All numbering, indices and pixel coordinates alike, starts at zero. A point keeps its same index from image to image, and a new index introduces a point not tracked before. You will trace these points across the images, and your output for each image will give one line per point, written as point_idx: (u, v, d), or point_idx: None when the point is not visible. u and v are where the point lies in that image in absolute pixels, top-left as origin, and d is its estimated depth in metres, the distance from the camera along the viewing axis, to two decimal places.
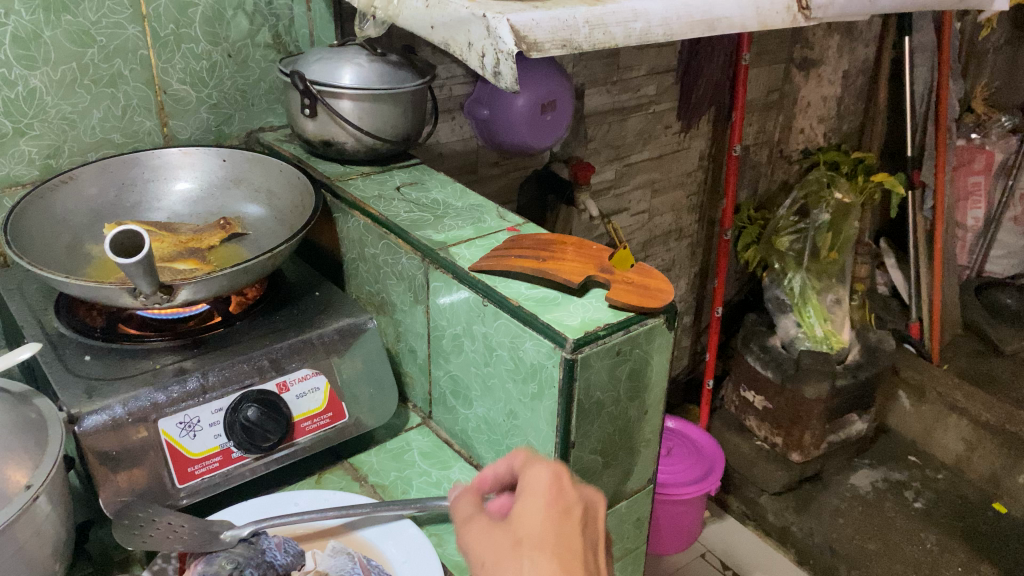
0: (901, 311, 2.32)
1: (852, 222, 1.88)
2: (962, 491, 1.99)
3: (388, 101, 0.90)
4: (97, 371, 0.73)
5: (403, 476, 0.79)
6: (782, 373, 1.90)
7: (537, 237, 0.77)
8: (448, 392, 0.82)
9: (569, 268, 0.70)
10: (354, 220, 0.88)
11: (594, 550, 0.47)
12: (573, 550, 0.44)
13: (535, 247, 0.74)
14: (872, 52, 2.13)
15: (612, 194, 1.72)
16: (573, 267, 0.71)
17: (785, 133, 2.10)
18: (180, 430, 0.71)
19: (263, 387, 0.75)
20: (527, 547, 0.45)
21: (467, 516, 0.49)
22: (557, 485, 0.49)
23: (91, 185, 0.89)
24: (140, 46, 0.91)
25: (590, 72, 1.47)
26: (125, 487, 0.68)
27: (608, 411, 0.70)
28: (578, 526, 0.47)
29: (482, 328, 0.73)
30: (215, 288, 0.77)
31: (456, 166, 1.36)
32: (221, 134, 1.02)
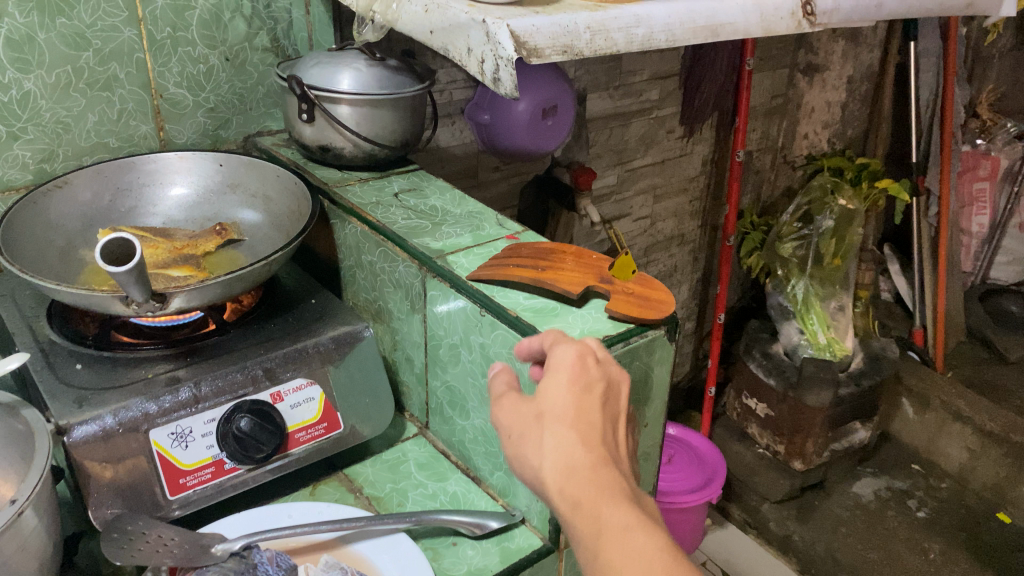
0: (904, 318, 2.31)
1: (856, 228, 1.86)
2: (965, 501, 1.97)
3: (387, 106, 0.89)
4: (88, 380, 0.72)
5: (399, 488, 0.78)
6: (784, 381, 1.88)
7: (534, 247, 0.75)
8: (445, 403, 0.81)
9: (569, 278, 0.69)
10: (351, 227, 0.87)
11: (616, 418, 0.50)
12: (591, 420, 0.47)
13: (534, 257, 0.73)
14: (877, 57, 2.12)
15: (613, 199, 1.71)
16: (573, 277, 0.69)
17: (789, 139, 2.08)
18: (171, 441, 0.70)
19: (257, 397, 0.74)
20: (547, 418, 0.48)
21: (502, 390, 0.52)
22: (579, 363, 0.51)
23: (85, 190, 0.88)
24: (136, 50, 0.90)
25: (592, 76, 1.46)
26: (115, 499, 0.67)
27: None
28: (599, 398, 0.49)
29: (479, 338, 0.72)
30: (209, 295, 0.76)
31: (456, 171, 1.35)
32: (218, 139, 1.01)
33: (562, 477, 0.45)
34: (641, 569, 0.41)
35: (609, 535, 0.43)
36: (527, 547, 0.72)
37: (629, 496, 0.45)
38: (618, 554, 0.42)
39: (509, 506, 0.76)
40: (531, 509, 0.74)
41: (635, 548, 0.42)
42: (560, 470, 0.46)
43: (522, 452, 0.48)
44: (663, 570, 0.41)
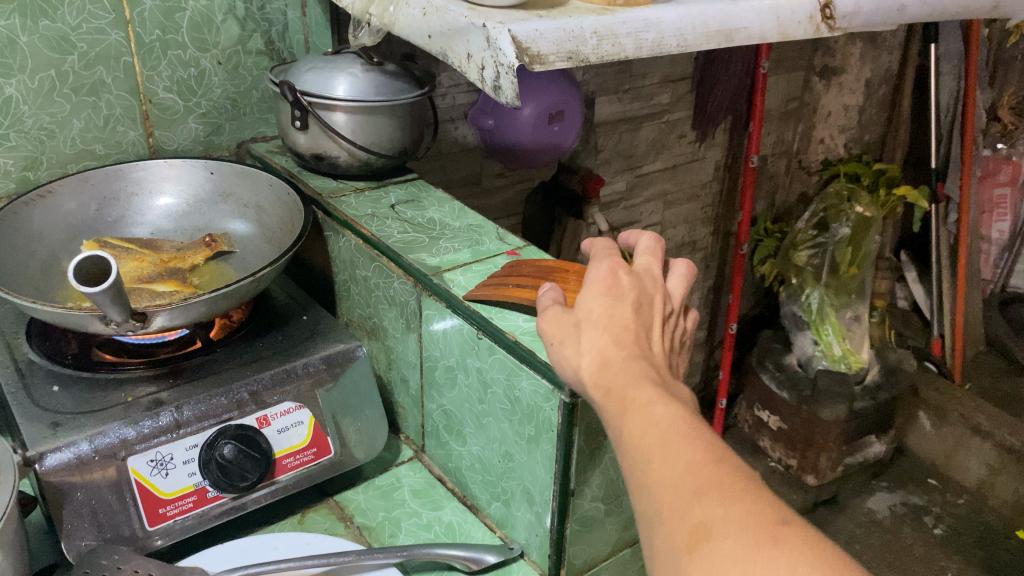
0: (921, 327, 2.26)
1: (872, 236, 1.81)
2: (984, 517, 1.92)
3: (384, 113, 0.85)
4: (64, 403, 0.68)
5: (392, 517, 0.74)
6: (798, 393, 1.88)
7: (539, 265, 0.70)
8: (441, 427, 0.77)
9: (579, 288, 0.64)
10: (345, 240, 0.83)
11: (652, 315, 0.52)
12: (623, 321, 0.50)
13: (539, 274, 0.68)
14: (896, 60, 2.06)
15: (622, 206, 1.67)
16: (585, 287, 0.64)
17: (803, 143, 2.03)
18: (150, 469, 0.66)
19: (242, 422, 0.70)
20: (584, 322, 0.52)
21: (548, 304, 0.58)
22: (612, 275, 0.54)
23: (70, 199, 0.84)
24: (124, 53, 0.86)
25: (600, 80, 1.42)
26: (89, 530, 0.63)
27: (611, 456, 0.64)
28: (632, 300, 0.52)
29: (476, 362, 0.68)
30: (193, 314, 0.72)
31: (459, 177, 1.31)
32: (210, 145, 0.97)
33: (596, 370, 0.49)
34: (660, 440, 0.43)
35: (633, 411, 0.45)
36: None
37: (656, 381, 0.47)
38: (639, 428, 0.44)
39: (507, 538, 0.72)
40: (529, 543, 0.70)
41: (655, 422, 0.43)
42: (595, 364, 0.50)
43: (562, 356, 0.52)
44: (683, 439, 0.42)
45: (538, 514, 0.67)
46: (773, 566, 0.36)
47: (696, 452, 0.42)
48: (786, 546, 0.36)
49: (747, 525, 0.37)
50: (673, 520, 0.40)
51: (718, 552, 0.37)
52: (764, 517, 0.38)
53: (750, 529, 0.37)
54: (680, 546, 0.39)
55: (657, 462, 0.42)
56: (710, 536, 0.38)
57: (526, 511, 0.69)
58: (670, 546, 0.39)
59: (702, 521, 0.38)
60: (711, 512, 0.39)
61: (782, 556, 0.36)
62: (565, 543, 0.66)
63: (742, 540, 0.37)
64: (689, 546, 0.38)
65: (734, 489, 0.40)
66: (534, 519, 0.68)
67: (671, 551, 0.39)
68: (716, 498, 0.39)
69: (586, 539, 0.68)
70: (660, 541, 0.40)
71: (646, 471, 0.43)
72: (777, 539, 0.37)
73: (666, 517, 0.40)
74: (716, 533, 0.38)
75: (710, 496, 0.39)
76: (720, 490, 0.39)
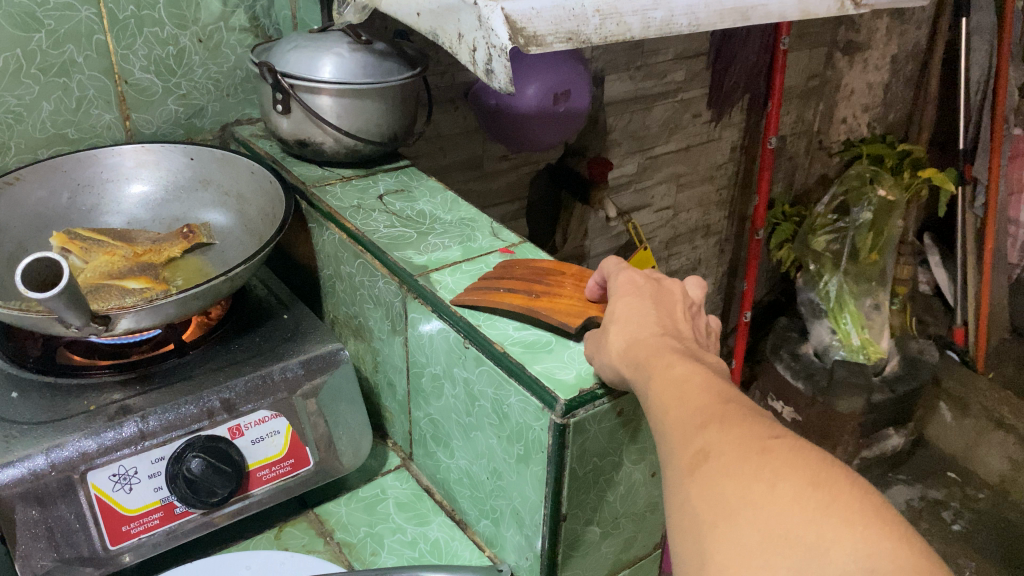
0: (944, 313, 2.20)
1: (895, 220, 1.75)
2: (1004, 513, 1.88)
3: (372, 96, 0.79)
4: (22, 412, 0.64)
5: (374, 533, 0.70)
6: (814, 384, 1.83)
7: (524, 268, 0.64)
8: (428, 436, 0.72)
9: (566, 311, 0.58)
10: (329, 233, 0.78)
11: (675, 305, 0.50)
12: (643, 309, 0.49)
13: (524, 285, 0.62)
14: (924, 34, 1.98)
15: (633, 189, 1.60)
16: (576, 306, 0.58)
17: (825, 123, 1.96)
18: (112, 484, 0.62)
19: (213, 432, 0.65)
20: (609, 321, 0.50)
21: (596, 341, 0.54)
22: (632, 276, 0.52)
23: (39, 187, 0.79)
24: (96, 31, 0.81)
25: (610, 56, 1.35)
26: (46, 552, 0.59)
27: (607, 478, 0.59)
28: (652, 294, 0.50)
29: (462, 373, 0.63)
30: (161, 316, 0.66)
31: (459, 161, 1.25)
32: (191, 129, 0.92)
33: (628, 360, 0.46)
34: (674, 386, 0.41)
35: (655, 368, 0.43)
36: None
37: (681, 349, 0.44)
38: (656, 381, 0.42)
39: (496, 558, 0.68)
40: (519, 565, 0.65)
41: (673, 373, 0.41)
42: (626, 355, 0.46)
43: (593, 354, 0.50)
44: (694, 381, 0.40)
45: (528, 537, 0.62)
46: (764, 474, 0.34)
47: (706, 390, 0.39)
48: (778, 457, 0.34)
49: (744, 443, 0.36)
50: (679, 452, 0.38)
51: (718, 471, 0.35)
52: (762, 434, 0.36)
53: (746, 446, 0.35)
54: (681, 473, 0.37)
55: (669, 403, 0.40)
56: (709, 458, 0.36)
57: (515, 533, 0.64)
58: (674, 476, 0.37)
59: (702, 447, 0.37)
60: (712, 438, 0.37)
61: (774, 465, 0.34)
62: (556, 568, 0.61)
63: (738, 456, 0.35)
64: (689, 470, 0.36)
65: (737, 417, 0.38)
66: (523, 542, 0.63)
67: (674, 480, 0.37)
68: (718, 426, 0.37)
69: (580, 564, 0.63)
70: (666, 475, 0.38)
71: (659, 417, 0.40)
72: (769, 452, 0.35)
73: (673, 451, 0.38)
74: (714, 454, 0.36)
75: (712, 425, 0.37)
76: (722, 418, 0.37)
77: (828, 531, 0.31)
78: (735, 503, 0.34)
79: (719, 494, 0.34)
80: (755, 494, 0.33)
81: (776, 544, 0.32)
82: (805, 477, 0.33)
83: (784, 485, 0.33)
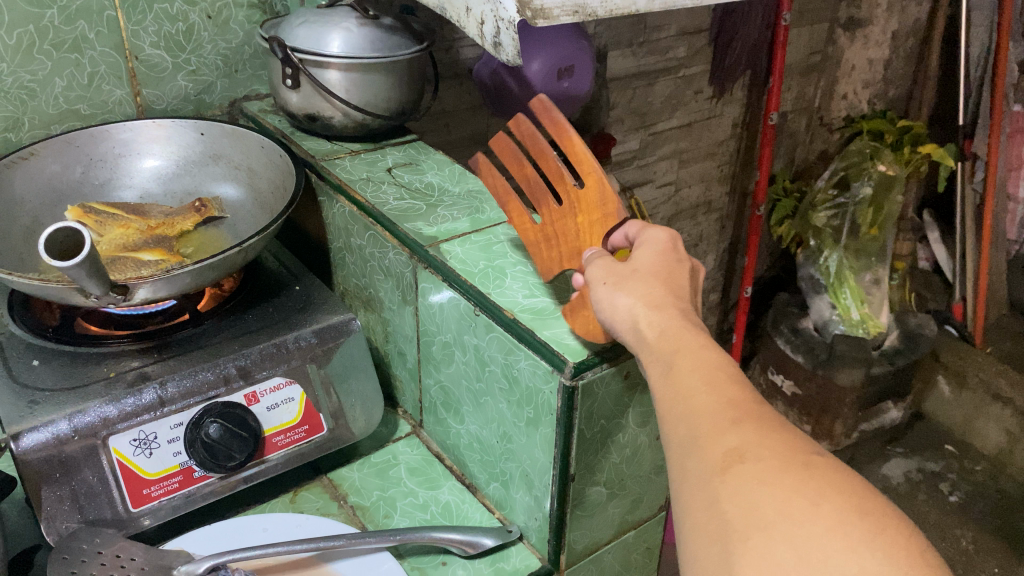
0: (943, 288, 2.23)
1: (896, 196, 1.76)
2: (1001, 484, 1.92)
3: (380, 71, 0.81)
4: (44, 379, 0.65)
5: (387, 497, 0.72)
6: (813, 358, 1.85)
7: (506, 189, 0.59)
8: (439, 403, 0.74)
9: (601, 216, 0.54)
10: (339, 206, 0.79)
11: (696, 288, 0.51)
12: (675, 279, 0.48)
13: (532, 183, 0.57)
14: (925, 12, 1.99)
15: (635, 165, 1.62)
16: (595, 230, 0.54)
17: (826, 99, 1.97)
18: (133, 449, 0.63)
19: (230, 399, 0.67)
20: (639, 269, 0.49)
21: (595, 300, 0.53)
22: (675, 240, 0.52)
23: (53, 162, 0.80)
24: (107, 7, 0.82)
25: (614, 32, 1.35)
26: (71, 513, 0.61)
27: (614, 440, 0.61)
28: (687, 269, 0.50)
29: (473, 340, 0.64)
30: (177, 286, 0.68)
31: (464, 136, 1.27)
32: (201, 104, 0.94)
33: (659, 318, 0.46)
34: (706, 377, 0.41)
35: (679, 348, 0.43)
36: (522, 569, 0.65)
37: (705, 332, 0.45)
38: (686, 362, 0.42)
39: (506, 520, 0.70)
40: (528, 526, 0.67)
41: (707, 362, 0.42)
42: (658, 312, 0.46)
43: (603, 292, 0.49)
44: (727, 379, 0.41)
45: (537, 498, 0.64)
46: (806, 490, 0.34)
47: (739, 391, 0.40)
48: (820, 478, 0.35)
49: (783, 453, 0.36)
50: (706, 445, 0.38)
51: (752, 476, 0.35)
52: (800, 449, 0.37)
53: (788, 457, 0.36)
54: (710, 469, 0.37)
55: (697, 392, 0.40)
56: (745, 459, 0.36)
57: (525, 494, 0.66)
58: (699, 469, 0.37)
59: (738, 448, 0.37)
60: (750, 441, 0.37)
61: (816, 485, 0.34)
62: (565, 528, 0.63)
63: (776, 465, 0.36)
64: (720, 468, 0.37)
65: (773, 427, 0.38)
66: (532, 503, 0.65)
67: (698, 474, 0.37)
68: (755, 431, 0.37)
69: (587, 524, 0.65)
70: (687, 464, 0.38)
71: (682, 401, 0.41)
72: (812, 470, 0.35)
73: (700, 442, 0.38)
74: (752, 459, 0.36)
75: (749, 428, 0.37)
76: (758, 423, 0.38)
77: (869, 562, 0.31)
78: (772, 512, 0.34)
79: (754, 498, 0.35)
80: (796, 507, 0.34)
81: (813, 563, 0.32)
82: (850, 504, 0.33)
83: (828, 507, 0.33)
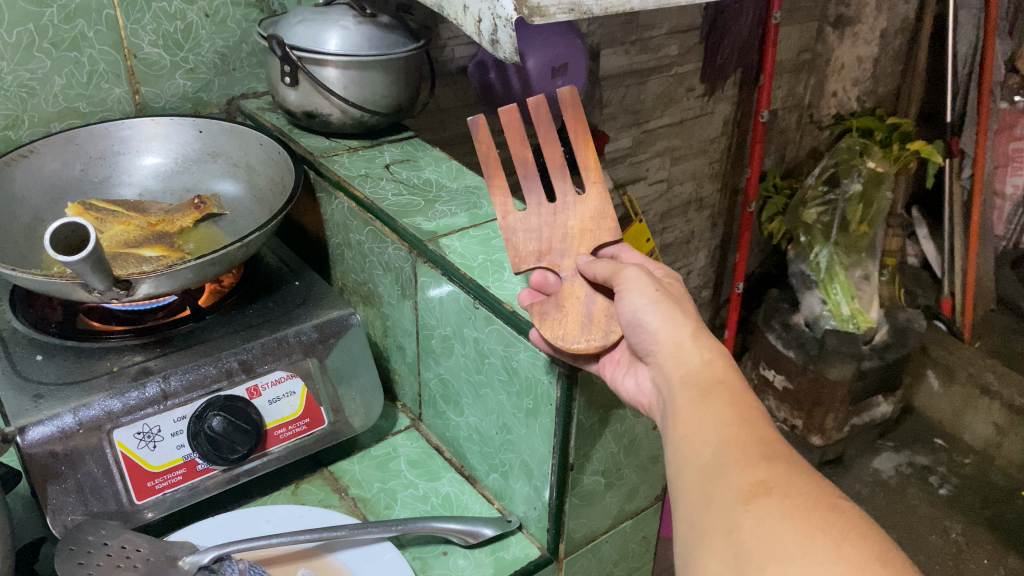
0: (932, 284, 2.25)
1: (885, 192, 1.78)
2: (989, 476, 1.94)
3: (377, 68, 0.81)
4: (47, 374, 0.66)
5: (387, 489, 0.73)
6: (804, 353, 1.87)
7: (498, 161, 0.57)
8: (438, 396, 0.75)
9: (596, 227, 0.59)
10: (338, 202, 0.80)
11: None
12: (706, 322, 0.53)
13: (528, 173, 0.59)
14: (913, 10, 2.01)
15: (628, 162, 1.63)
16: (587, 238, 0.59)
17: (816, 97, 1.98)
18: (137, 442, 0.64)
19: (232, 392, 0.68)
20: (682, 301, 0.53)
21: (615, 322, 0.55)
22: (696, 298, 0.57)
23: (53, 159, 0.81)
24: (106, 6, 0.82)
25: (606, 31, 1.37)
26: (76, 506, 0.62)
27: (612, 429, 0.62)
28: None
29: (472, 332, 0.65)
30: (180, 281, 0.68)
31: (459, 134, 1.28)
32: (199, 102, 0.94)
33: (705, 351, 0.50)
34: (744, 417, 0.44)
35: (717, 390, 0.47)
36: (522, 558, 0.66)
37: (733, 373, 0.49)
38: (723, 400, 0.46)
39: (505, 510, 0.71)
40: (528, 516, 0.68)
41: (743, 404, 0.45)
42: (705, 347, 0.50)
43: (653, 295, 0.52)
44: (763, 423, 0.44)
45: (536, 487, 0.65)
46: (827, 530, 0.37)
47: (775, 435, 0.43)
48: (844, 521, 0.37)
49: (809, 494, 0.38)
50: (738, 478, 0.41)
51: (776, 509, 0.38)
52: (827, 494, 0.39)
53: (813, 498, 0.38)
54: (736, 500, 0.40)
55: (732, 431, 0.43)
56: (771, 494, 0.39)
57: (524, 484, 0.67)
58: (725, 500, 0.40)
59: (767, 484, 0.40)
60: (780, 480, 0.40)
61: (840, 527, 0.37)
62: (564, 517, 0.64)
63: (800, 503, 0.38)
64: (747, 499, 0.39)
65: (805, 471, 0.41)
66: (532, 493, 0.66)
67: (725, 503, 0.40)
68: (786, 471, 0.40)
69: (586, 514, 0.66)
70: (714, 492, 0.41)
71: (715, 434, 0.44)
72: (836, 512, 0.38)
73: (731, 474, 0.41)
74: (779, 494, 0.39)
75: (781, 468, 0.40)
76: (789, 465, 0.41)
77: None
78: (790, 546, 0.36)
79: (774, 532, 0.37)
80: (813, 543, 0.36)
81: None
82: (870, 549, 0.35)
83: (848, 548, 0.35)
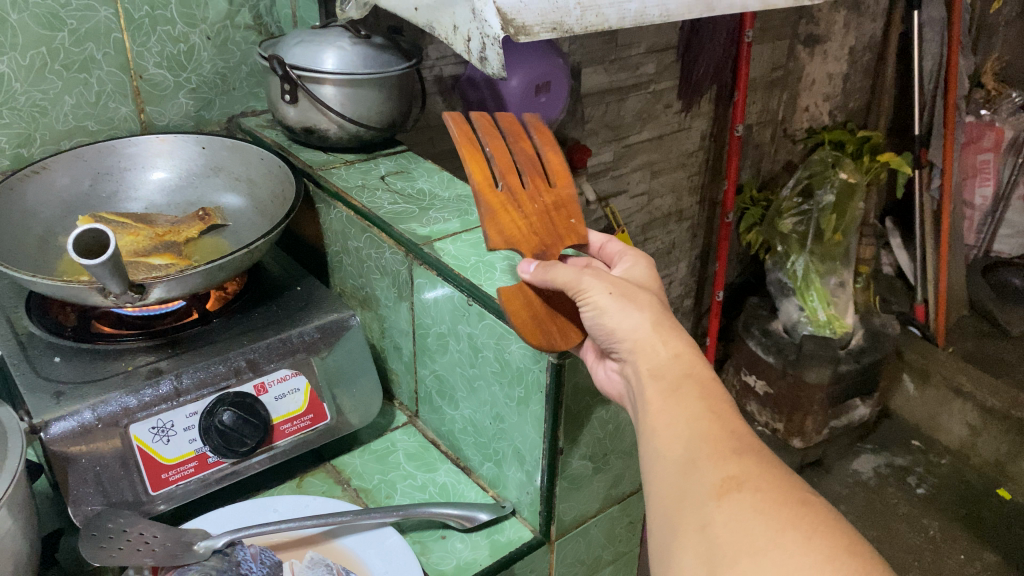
0: (905, 293, 2.32)
1: (857, 203, 1.85)
2: (965, 476, 2.00)
3: (372, 86, 0.86)
4: (66, 373, 0.70)
5: (387, 480, 0.77)
6: (783, 357, 1.93)
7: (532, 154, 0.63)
8: (434, 392, 0.80)
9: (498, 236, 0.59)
10: (336, 211, 0.85)
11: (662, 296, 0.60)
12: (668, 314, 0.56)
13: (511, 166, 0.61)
14: (879, 28, 2.10)
15: (609, 176, 1.68)
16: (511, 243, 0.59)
17: (789, 111, 2.05)
18: (153, 436, 0.68)
19: (240, 389, 0.72)
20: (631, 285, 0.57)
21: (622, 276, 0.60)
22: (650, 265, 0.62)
23: (63, 175, 0.85)
24: (114, 29, 0.87)
25: (586, 50, 1.43)
26: (95, 496, 0.65)
27: (598, 416, 0.67)
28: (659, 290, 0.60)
29: (466, 328, 0.70)
30: (189, 286, 0.72)
31: (448, 149, 1.33)
32: (200, 120, 0.99)
33: (672, 346, 0.54)
34: (714, 415, 0.49)
35: (687, 386, 0.51)
36: (516, 540, 0.71)
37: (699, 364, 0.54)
38: (695, 398, 0.50)
39: (499, 497, 0.75)
40: (520, 501, 0.73)
41: (713, 401, 0.50)
42: (673, 343, 0.54)
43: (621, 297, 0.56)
44: (733, 419, 0.49)
45: (528, 473, 0.69)
46: (797, 523, 0.41)
47: (744, 431, 0.48)
48: (812, 513, 0.42)
49: (778, 489, 0.43)
50: (710, 475, 0.45)
51: (748, 502, 0.43)
52: (795, 488, 0.44)
53: (783, 493, 0.43)
54: (710, 496, 0.44)
55: (704, 427, 0.48)
56: (743, 490, 0.44)
57: (517, 471, 0.71)
58: (699, 496, 0.45)
59: (740, 479, 0.44)
60: (752, 476, 0.44)
61: (809, 520, 0.42)
62: (554, 499, 0.69)
63: (770, 498, 0.43)
64: (720, 495, 0.44)
65: (772, 465, 0.46)
66: (524, 478, 0.71)
67: (698, 496, 0.45)
68: (756, 468, 0.45)
69: (574, 497, 0.70)
70: (687, 487, 0.46)
71: (689, 431, 0.48)
72: (805, 505, 0.42)
73: (702, 470, 0.46)
74: (751, 489, 0.44)
75: (752, 465, 0.45)
76: (759, 460, 0.46)
77: None
78: (763, 541, 0.41)
79: (746, 527, 0.42)
80: (784, 537, 0.41)
81: None
82: (838, 542, 0.40)
83: (818, 540, 0.40)
